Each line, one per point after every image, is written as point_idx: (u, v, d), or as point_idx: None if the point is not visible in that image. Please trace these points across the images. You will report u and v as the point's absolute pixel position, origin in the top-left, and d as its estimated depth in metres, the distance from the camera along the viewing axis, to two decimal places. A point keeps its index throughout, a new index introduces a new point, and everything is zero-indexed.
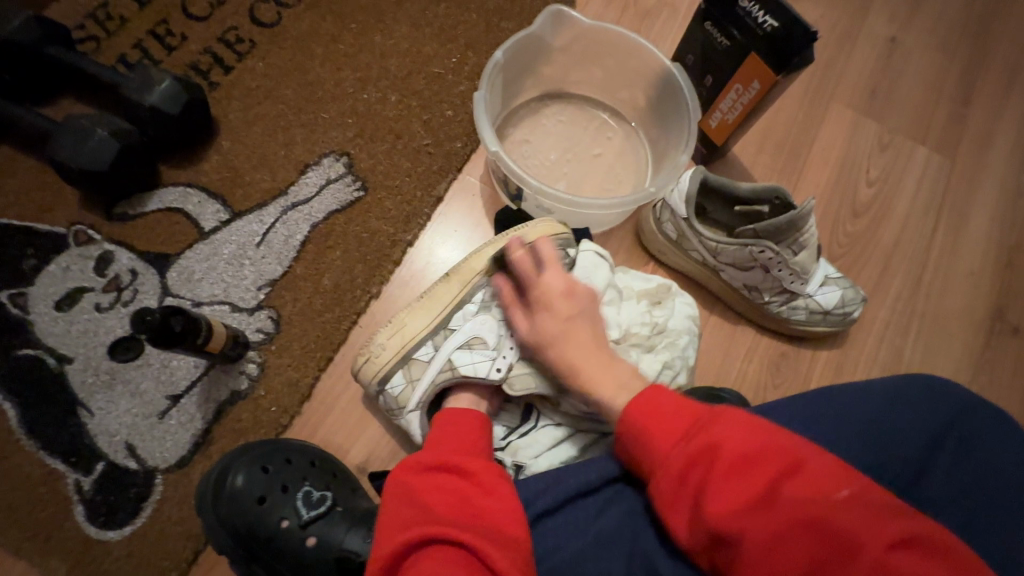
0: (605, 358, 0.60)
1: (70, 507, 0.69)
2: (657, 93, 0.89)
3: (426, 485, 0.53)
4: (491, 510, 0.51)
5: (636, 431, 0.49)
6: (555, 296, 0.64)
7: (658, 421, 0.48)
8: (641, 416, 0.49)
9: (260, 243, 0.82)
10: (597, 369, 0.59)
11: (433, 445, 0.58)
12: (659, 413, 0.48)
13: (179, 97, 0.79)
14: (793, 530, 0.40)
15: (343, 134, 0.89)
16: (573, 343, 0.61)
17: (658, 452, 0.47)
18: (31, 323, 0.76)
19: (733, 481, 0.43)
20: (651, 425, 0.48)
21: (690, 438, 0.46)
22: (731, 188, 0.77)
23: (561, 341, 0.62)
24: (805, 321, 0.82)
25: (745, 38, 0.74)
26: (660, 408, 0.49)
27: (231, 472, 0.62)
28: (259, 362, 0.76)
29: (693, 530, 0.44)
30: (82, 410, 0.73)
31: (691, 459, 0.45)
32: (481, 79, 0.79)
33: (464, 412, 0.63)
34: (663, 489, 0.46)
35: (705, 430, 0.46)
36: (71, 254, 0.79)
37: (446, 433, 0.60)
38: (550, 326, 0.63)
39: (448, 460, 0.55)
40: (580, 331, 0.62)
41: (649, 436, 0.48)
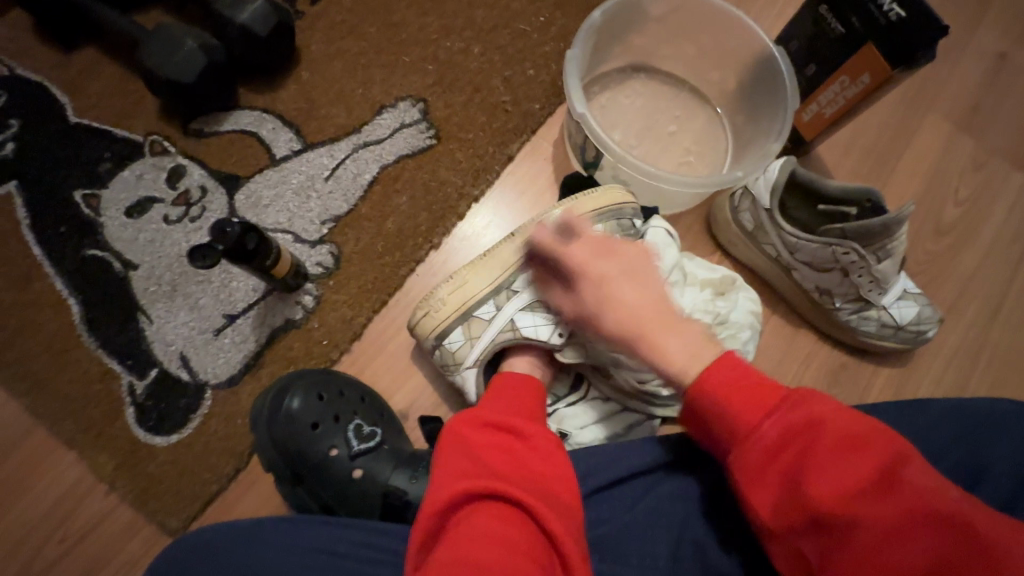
0: (671, 321, 0.52)
1: (122, 408, 0.70)
2: (750, 78, 0.85)
3: (487, 438, 0.51)
4: (546, 475, 0.49)
5: (714, 403, 0.48)
6: (593, 258, 0.56)
7: (737, 396, 0.47)
8: (719, 390, 0.48)
9: (329, 178, 0.81)
10: (664, 337, 0.51)
11: (495, 396, 0.58)
12: (735, 390, 0.47)
13: (270, 21, 0.77)
14: (909, 519, 0.40)
15: (422, 80, 0.88)
16: (622, 304, 0.53)
17: (741, 423, 0.46)
18: (101, 224, 0.76)
19: (840, 461, 0.43)
20: (736, 397, 0.47)
21: (781, 414, 0.45)
22: (820, 185, 0.73)
23: (603, 282, 0.55)
24: (874, 334, 0.79)
25: (863, 27, 0.69)
26: (737, 381, 0.48)
27: (288, 394, 0.61)
28: (316, 294, 0.76)
29: (788, 508, 0.44)
30: (142, 316, 0.74)
31: (790, 435, 0.44)
32: (576, 39, 0.76)
33: (520, 377, 0.61)
34: (750, 461, 0.45)
35: (800, 408, 0.45)
36: (146, 163, 0.79)
37: (505, 389, 0.59)
38: (595, 289, 0.55)
39: (505, 417, 0.54)
40: (624, 289, 0.54)
41: (730, 410, 0.47)
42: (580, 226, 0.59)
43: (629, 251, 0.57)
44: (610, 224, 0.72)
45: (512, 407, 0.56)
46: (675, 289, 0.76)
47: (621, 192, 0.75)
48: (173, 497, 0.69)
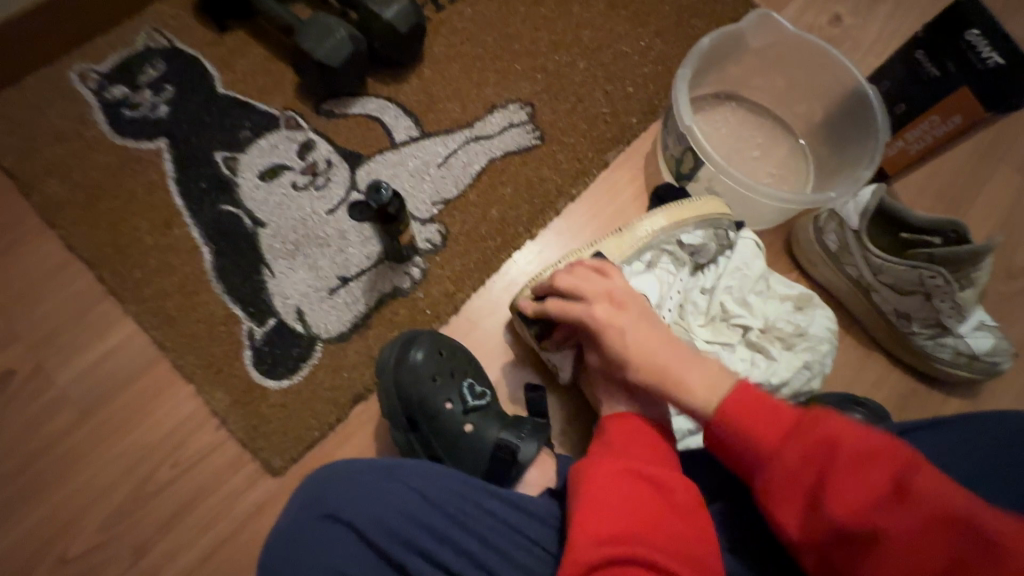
0: (687, 357, 0.55)
1: (241, 350, 0.76)
2: (838, 111, 0.91)
3: (623, 492, 0.52)
4: (685, 533, 0.51)
5: (732, 430, 0.50)
6: (607, 312, 0.60)
7: (755, 419, 0.49)
8: (734, 413, 0.50)
9: (442, 164, 0.88)
10: (682, 368, 0.54)
11: (626, 441, 0.57)
12: (748, 412, 0.50)
13: (411, 19, 0.86)
14: (927, 529, 0.42)
15: (531, 87, 0.95)
16: (648, 348, 0.57)
17: (761, 447, 0.48)
18: (237, 184, 0.84)
19: (853, 478, 0.44)
20: (751, 421, 0.49)
21: (797, 436, 0.47)
22: (906, 214, 0.78)
23: (620, 333, 0.59)
24: (949, 361, 0.81)
25: (960, 71, 0.76)
26: (751, 405, 0.50)
27: (412, 347, 0.66)
28: (423, 268, 0.82)
29: (812, 529, 0.46)
30: (266, 270, 0.80)
31: (805, 455, 0.46)
32: (686, 60, 0.84)
33: (646, 419, 0.60)
34: (772, 484, 0.48)
35: (812, 429, 0.47)
36: (280, 134, 0.87)
37: (631, 434, 0.58)
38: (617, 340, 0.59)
39: (643, 468, 0.55)
40: (630, 334, 0.58)
41: (748, 434, 0.49)
42: (583, 285, 0.63)
43: (637, 299, 0.62)
44: (708, 231, 0.77)
45: (646, 456, 0.56)
46: (758, 298, 0.81)
47: (719, 204, 0.78)
48: (279, 437, 0.73)
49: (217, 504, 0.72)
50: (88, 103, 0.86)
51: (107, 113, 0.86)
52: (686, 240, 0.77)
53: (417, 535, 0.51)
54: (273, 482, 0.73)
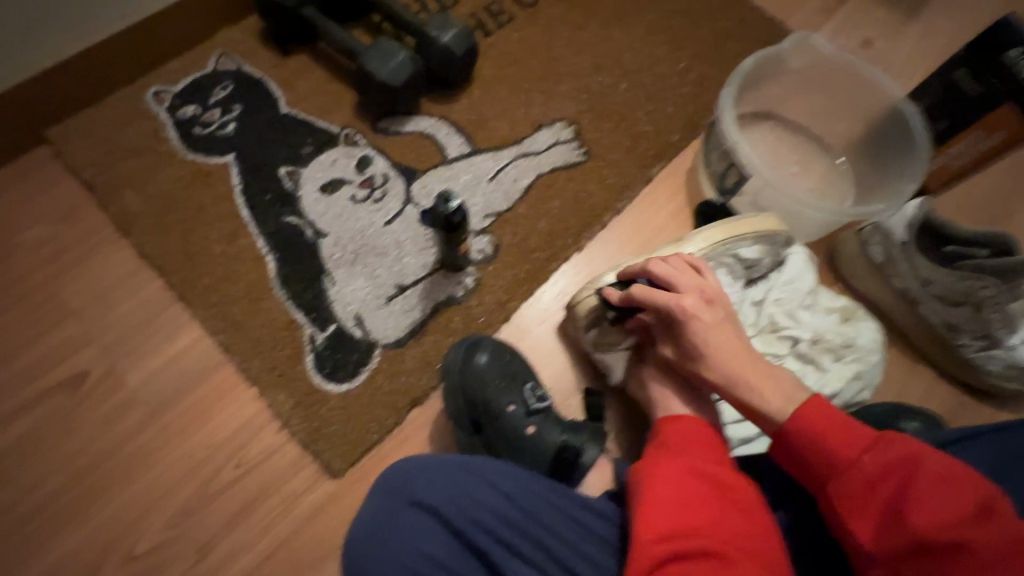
0: (765, 366, 0.60)
1: (303, 354, 0.79)
2: (876, 129, 0.94)
3: (681, 488, 0.53)
4: (746, 529, 0.51)
5: (810, 436, 0.53)
6: (700, 312, 0.61)
7: (831, 429, 0.52)
8: (809, 422, 0.53)
9: (492, 179, 0.92)
10: (759, 380, 0.59)
11: (684, 443, 0.59)
12: (826, 422, 0.53)
13: (466, 42, 0.91)
14: (1012, 552, 0.43)
15: (575, 107, 1.00)
16: (728, 356, 0.60)
17: (839, 455, 0.51)
18: (298, 197, 0.88)
19: (935, 493, 0.46)
20: (828, 430, 0.52)
21: (877, 449, 0.50)
22: (949, 228, 0.80)
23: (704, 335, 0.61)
24: (1000, 374, 0.81)
25: (1002, 88, 0.77)
26: (828, 417, 0.53)
27: (477, 350, 0.68)
28: (476, 277, 0.85)
29: (891, 539, 0.47)
30: (326, 278, 0.83)
31: (882, 467, 0.49)
32: (729, 80, 0.87)
33: (699, 424, 0.61)
34: (848, 490, 0.49)
35: (889, 443, 0.50)
36: (340, 150, 0.92)
37: (687, 435, 0.60)
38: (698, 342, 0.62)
39: (703, 466, 0.56)
40: (707, 333, 0.61)
41: (824, 441, 0.52)
42: (676, 279, 0.63)
43: (725, 306, 0.64)
44: (762, 247, 0.78)
45: (704, 457, 0.57)
46: (806, 310, 0.82)
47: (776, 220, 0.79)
48: (339, 439, 0.75)
49: (278, 504, 0.74)
50: (163, 121, 0.92)
51: (180, 130, 0.91)
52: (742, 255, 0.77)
53: (493, 530, 0.52)
54: (332, 484, 0.74)
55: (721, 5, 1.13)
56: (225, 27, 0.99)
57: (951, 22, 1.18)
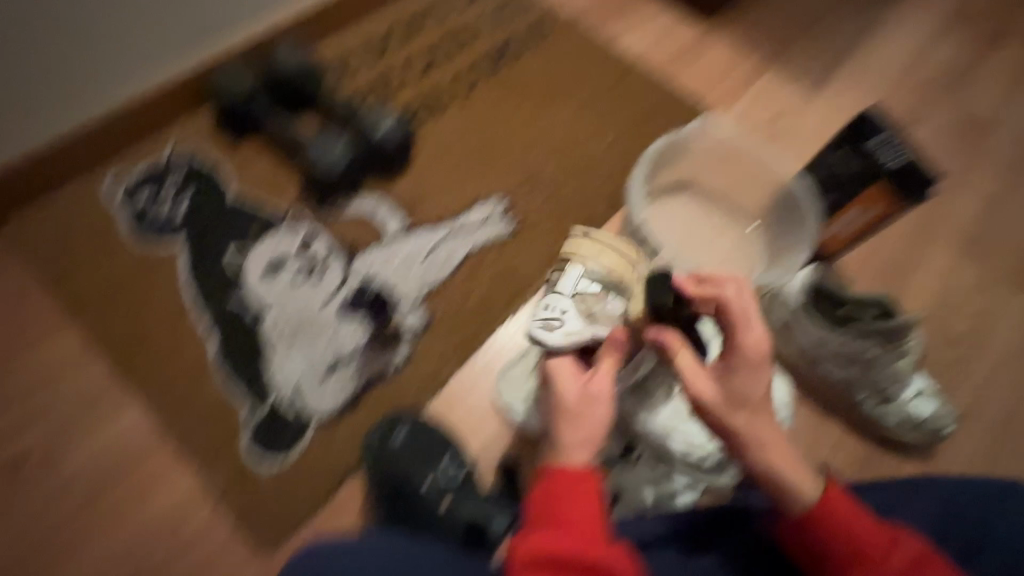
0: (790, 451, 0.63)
1: (240, 432, 0.83)
2: (780, 201, 1.02)
3: None
4: None
5: (826, 523, 0.60)
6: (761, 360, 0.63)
7: (852, 522, 0.59)
8: (833, 512, 0.60)
9: (427, 255, 0.98)
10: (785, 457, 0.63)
11: (562, 517, 0.56)
12: (843, 513, 0.60)
13: (400, 134, 1.01)
14: None
15: (508, 182, 1.06)
16: (763, 424, 0.63)
17: (852, 546, 0.59)
18: (242, 278, 0.94)
19: None
20: (851, 524, 0.59)
21: (893, 549, 0.57)
22: (838, 294, 0.87)
23: (754, 388, 0.63)
24: (896, 428, 0.88)
25: (870, 170, 0.88)
26: (847, 510, 0.61)
27: (394, 430, 0.83)
28: (409, 351, 0.90)
29: None
30: (266, 356, 0.89)
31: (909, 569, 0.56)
32: (640, 162, 0.98)
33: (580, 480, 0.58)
34: None
35: (908, 547, 0.57)
36: (283, 232, 0.98)
37: (566, 505, 0.57)
38: (750, 392, 0.63)
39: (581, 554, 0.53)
40: (755, 385, 0.63)
41: (841, 529, 0.60)
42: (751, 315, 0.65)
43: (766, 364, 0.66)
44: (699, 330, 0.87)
45: (580, 534, 0.55)
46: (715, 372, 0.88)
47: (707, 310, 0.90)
48: (275, 511, 0.80)
49: None
50: (115, 209, 0.98)
51: (132, 218, 0.97)
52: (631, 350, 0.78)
53: None
54: (264, 558, 0.78)
55: (646, 80, 1.21)
56: (176, 117, 1.05)
57: (862, 89, 1.27)
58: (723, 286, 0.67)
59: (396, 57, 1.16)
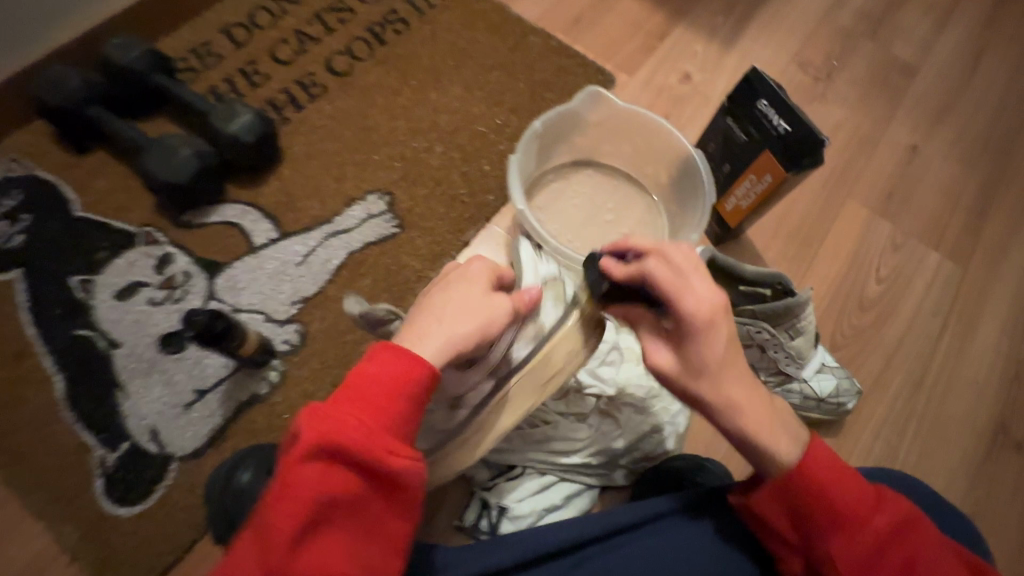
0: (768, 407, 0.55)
1: (92, 480, 0.76)
2: (677, 174, 0.96)
3: (327, 481, 0.45)
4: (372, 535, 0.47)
5: (818, 484, 0.53)
6: (714, 315, 0.52)
7: (841, 479, 0.53)
8: (822, 471, 0.53)
9: (301, 263, 0.91)
10: (762, 420, 0.54)
11: (367, 406, 0.47)
12: (834, 473, 0.53)
13: (257, 129, 0.90)
14: None
15: (390, 175, 0.99)
16: (738, 382, 0.54)
17: (843, 507, 0.52)
18: (92, 307, 0.85)
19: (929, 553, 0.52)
20: (840, 482, 0.53)
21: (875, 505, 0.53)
22: (736, 270, 0.81)
23: (718, 348, 0.53)
24: (800, 406, 0.85)
25: (761, 136, 0.81)
26: (836, 467, 0.54)
27: (241, 469, 0.68)
28: (281, 370, 0.83)
29: None
30: (120, 391, 0.80)
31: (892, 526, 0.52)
32: (519, 145, 0.88)
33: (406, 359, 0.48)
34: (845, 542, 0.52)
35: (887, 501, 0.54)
36: (138, 251, 0.89)
37: (379, 393, 0.47)
38: (714, 355, 0.53)
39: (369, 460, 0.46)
40: (720, 346, 0.53)
41: (832, 489, 0.53)
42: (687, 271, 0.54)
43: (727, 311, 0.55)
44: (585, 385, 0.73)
45: (380, 432, 0.46)
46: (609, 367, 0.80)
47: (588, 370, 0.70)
48: (134, 563, 0.73)
49: None
50: None
51: None
52: (516, 355, 0.58)
53: None
54: None
55: (540, 49, 1.12)
56: (10, 130, 0.94)
57: (774, 41, 1.19)
58: (659, 252, 0.56)
59: (262, 46, 1.06)
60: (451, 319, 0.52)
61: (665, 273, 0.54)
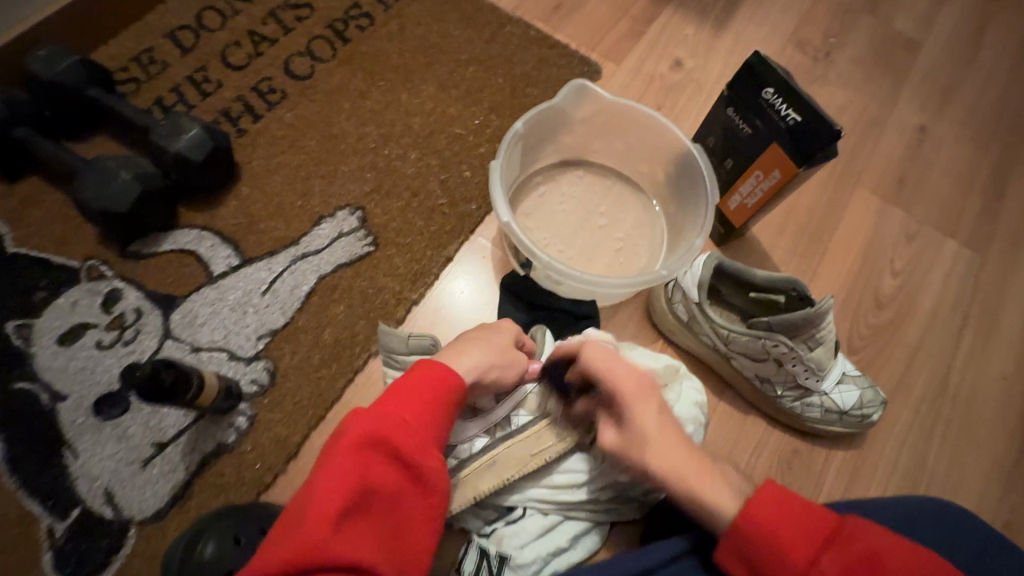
0: (708, 473, 0.57)
1: (40, 553, 0.67)
2: (675, 171, 0.87)
3: (377, 464, 0.52)
4: (403, 520, 0.53)
5: (762, 535, 0.53)
6: (635, 395, 0.60)
7: (785, 526, 0.52)
8: (766, 522, 0.53)
9: (266, 291, 0.82)
10: (695, 476, 0.57)
11: (411, 406, 0.56)
12: (775, 519, 0.53)
13: (206, 145, 0.81)
14: None
15: (361, 187, 0.90)
16: (666, 451, 0.58)
17: (794, 556, 0.51)
18: (32, 355, 0.76)
19: None
20: (782, 529, 0.52)
21: (836, 544, 0.51)
22: (747, 276, 0.74)
23: (650, 422, 0.59)
24: (821, 420, 0.78)
25: (766, 128, 0.74)
26: (783, 512, 0.53)
27: (202, 541, 0.63)
28: (249, 415, 0.75)
29: None
30: (68, 450, 0.72)
31: (850, 565, 0.50)
32: (500, 148, 0.79)
33: (444, 376, 0.59)
34: None
35: (853, 538, 0.52)
36: (81, 288, 0.80)
37: (423, 394, 0.57)
38: (645, 428, 0.59)
39: (410, 450, 0.54)
40: (650, 420, 0.59)
41: (780, 540, 0.52)
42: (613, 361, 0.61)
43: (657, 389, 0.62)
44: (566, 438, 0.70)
45: (419, 429, 0.55)
46: None
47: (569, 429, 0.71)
48: None
49: None
50: None
51: None
52: (517, 421, 0.72)
53: None
54: None
55: (519, 40, 1.02)
56: None
57: (769, 20, 1.11)
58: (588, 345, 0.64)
59: (212, 49, 0.96)
60: (482, 352, 0.65)
61: (600, 357, 0.62)
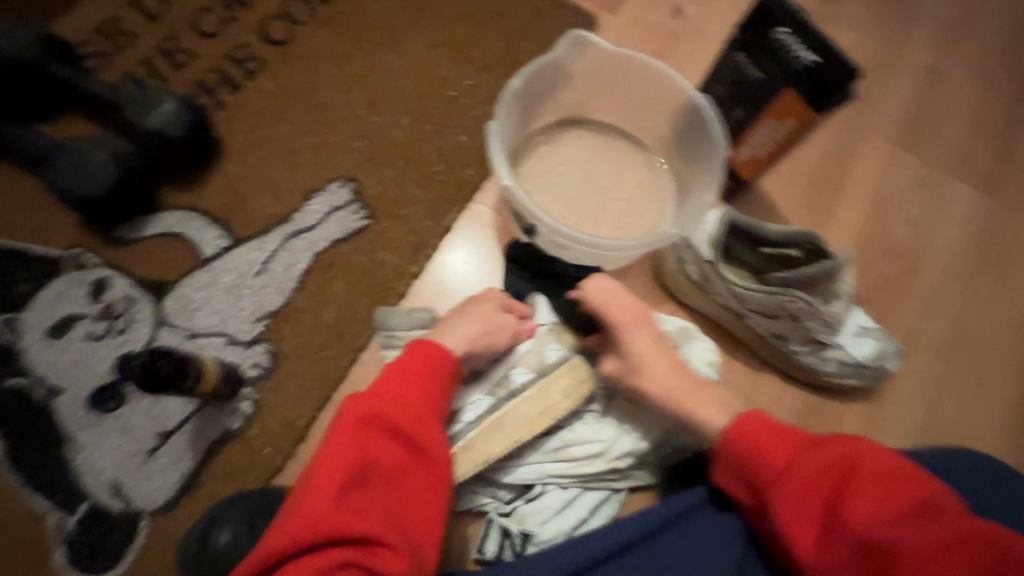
0: (699, 387, 0.63)
1: (53, 549, 0.67)
2: (681, 124, 0.83)
3: (374, 442, 0.52)
4: (407, 497, 0.52)
5: (743, 449, 0.56)
6: (636, 320, 0.66)
7: (764, 438, 0.55)
8: (744, 437, 0.56)
9: (261, 272, 0.79)
10: (692, 390, 0.62)
11: (404, 385, 0.56)
12: (757, 433, 0.56)
13: (182, 120, 0.78)
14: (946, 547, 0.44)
15: (351, 158, 0.85)
16: (663, 373, 0.63)
17: (769, 467, 0.54)
18: (23, 351, 0.73)
19: (875, 489, 0.48)
20: (760, 441, 0.55)
21: (811, 453, 0.53)
22: (761, 232, 0.72)
23: (642, 343, 0.65)
24: (836, 373, 0.77)
25: (780, 72, 0.70)
26: (761, 428, 0.56)
27: (216, 528, 0.63)
28: (254, 399, 0.73)
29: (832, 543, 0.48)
30: (70, 445, 0.70)
31: (823, 470, 0.51)
32: (497, 108, 0.74)
33: (434, 352, 0.59)
34: (783, 505, 0.51)
35: (831, 448, 0.52)
36: (66, 279, 0.76)
37: (416, 372, 0.57)
38: (640, 348, 0.65)
39: (407, 425, 0.54)
40: (648, 337, 0.65)
41: (756, 452, 0.55)
42: (615, 296, 0.66)
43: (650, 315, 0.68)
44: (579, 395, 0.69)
45: (418, 404, 0.56)
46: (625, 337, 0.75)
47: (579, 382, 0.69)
48: None
49: None
50: None
51: None
52: (517, 381, 0.70)
53: None
54: None
55: None
56: None
57: None
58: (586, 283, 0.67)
59: (181, 15, 0.90)
60: (471, 325, 0.65)
61: (600, 292, 0.66)
